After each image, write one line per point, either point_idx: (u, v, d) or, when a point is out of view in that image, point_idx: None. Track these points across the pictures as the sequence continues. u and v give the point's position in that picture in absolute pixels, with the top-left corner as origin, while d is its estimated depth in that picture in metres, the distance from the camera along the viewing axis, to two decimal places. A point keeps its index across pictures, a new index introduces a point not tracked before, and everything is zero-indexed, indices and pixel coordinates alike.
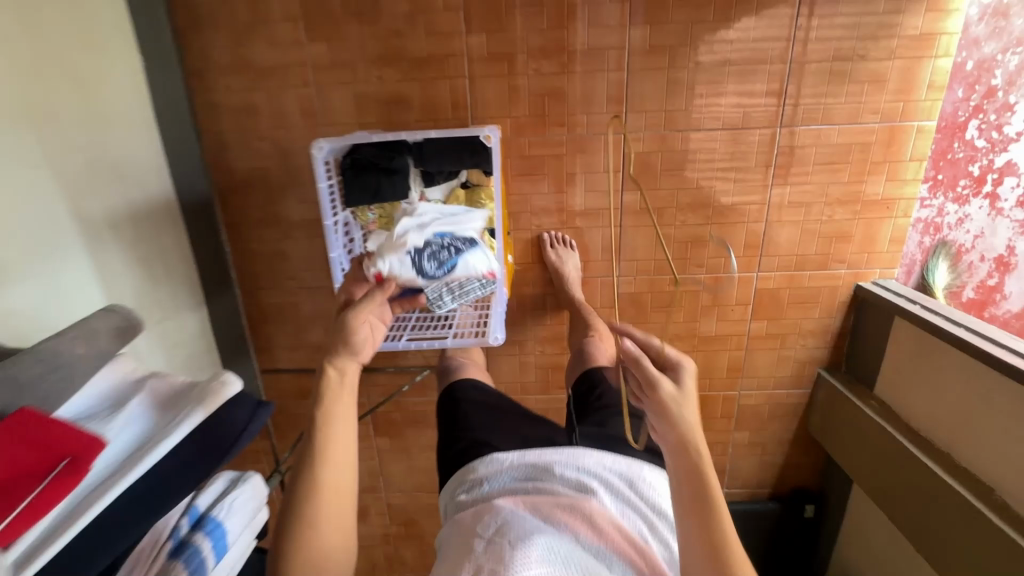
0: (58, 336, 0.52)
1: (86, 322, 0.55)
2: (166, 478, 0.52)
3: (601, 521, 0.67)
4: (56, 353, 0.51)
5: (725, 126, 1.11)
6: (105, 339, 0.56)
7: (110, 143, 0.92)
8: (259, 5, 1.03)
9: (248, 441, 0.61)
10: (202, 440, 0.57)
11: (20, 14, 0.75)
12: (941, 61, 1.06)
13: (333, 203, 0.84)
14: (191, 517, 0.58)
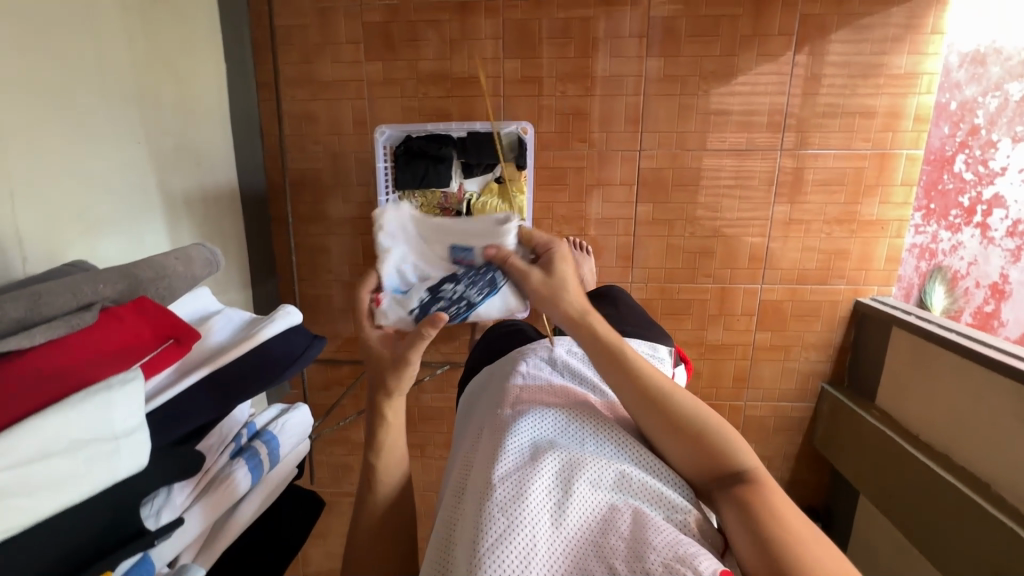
0: (164, 255, 0.63)
1: (184, 249, 0.66)
2: (238, 375, 0.59)
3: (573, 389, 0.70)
4: (163, 265, 0.61)
5: (731, 148, 1.23)
6: (199, 268, 0.66)
7: (192, 133, 1.06)
8: (328, 29, 1.20)
9: (305, 364, 0.66)
10: (268, 353, 0.63)
11: (141, 19, 0.91)
12: (923, 98, 1.18)
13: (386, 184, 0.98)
14: (248, 430, 0.66)
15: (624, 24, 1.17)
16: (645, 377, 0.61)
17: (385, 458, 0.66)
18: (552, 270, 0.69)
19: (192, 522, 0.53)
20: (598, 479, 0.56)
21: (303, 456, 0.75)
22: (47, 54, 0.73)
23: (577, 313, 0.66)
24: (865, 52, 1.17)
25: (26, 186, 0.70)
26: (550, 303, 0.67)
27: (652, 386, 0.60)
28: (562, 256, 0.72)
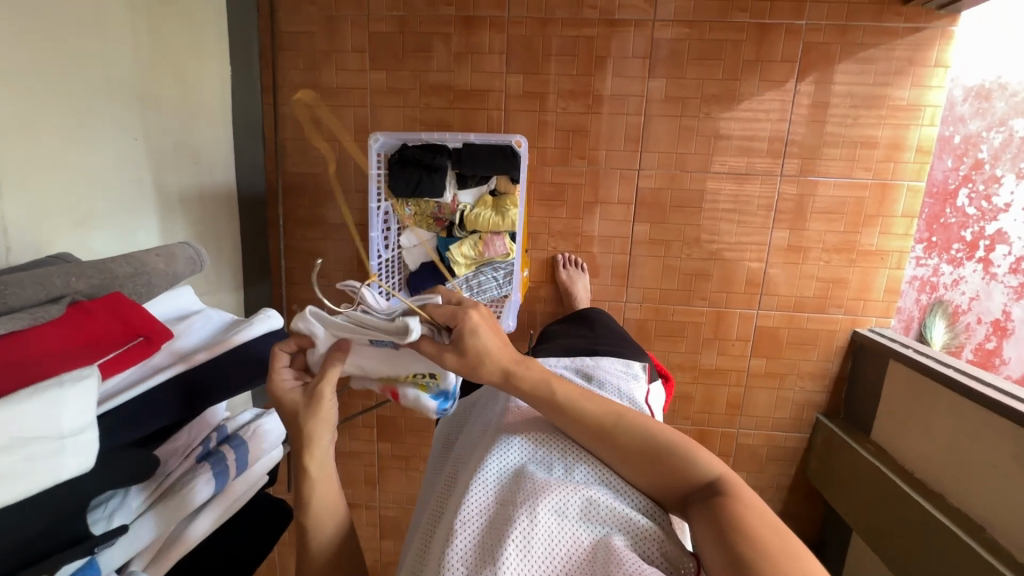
0: (145, 252, 0.62)
1: (168, 247, 0.66)
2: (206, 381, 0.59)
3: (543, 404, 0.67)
4: (143, 262, 0.61)
5: (731, 171, 1.23)
6: (180, 267, 0.66)
7: (192, 132, 1.07)
8: (335, 37, 1.21)
9: None
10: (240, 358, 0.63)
11: (148, 19, 0.92)
12: (926, 130, 1.18)
13: (379, 191, 0.98)
14: (218, 434, 0.64)
15: (628, 45, 1.17)
16: (595, 410, 0.58)
17: (315, 507, 0.61)
18: (459, 347, 0.56)
19: (146, 529, 0.51)
20: (564, 508, 0.53)
21: (274, 462, 0.74)
22: (49, 47, 0.73)
23: (503, 369, 0.58)
24: (868, 82, 1.16)
25: (17, 176, 0.70)
26: (470, 376, 0.58)
27: (606, 414, 0.58)
28: (473, 329, 0.56)
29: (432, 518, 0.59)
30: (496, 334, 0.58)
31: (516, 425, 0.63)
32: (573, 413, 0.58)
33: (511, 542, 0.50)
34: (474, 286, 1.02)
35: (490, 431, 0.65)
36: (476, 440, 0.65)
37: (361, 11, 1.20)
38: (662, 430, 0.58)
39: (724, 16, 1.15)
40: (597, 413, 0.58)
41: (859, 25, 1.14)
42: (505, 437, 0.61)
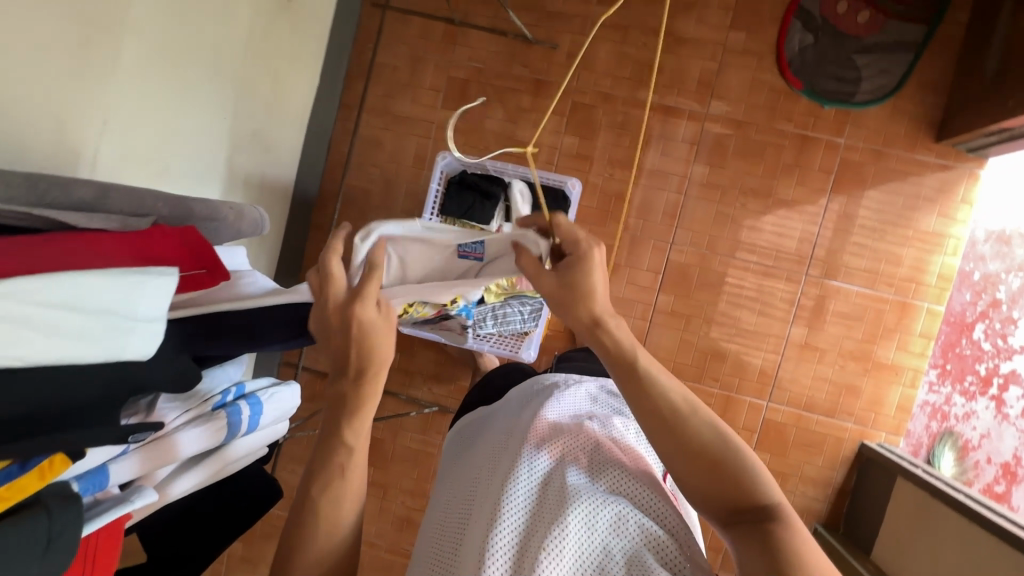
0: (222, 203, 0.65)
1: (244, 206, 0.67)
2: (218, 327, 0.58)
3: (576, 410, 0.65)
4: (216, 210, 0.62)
5: (759, 260, 1.28)
6: (246, 226, 0.65)
7: (271, 126, 1.15)
8: (416, 73, 1.33)
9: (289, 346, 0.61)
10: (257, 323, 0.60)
11: (265, 22, 1.03)
12: (948, 259, 1.24)
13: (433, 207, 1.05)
14: (233, 390, 0.63)
15: (679, 129, 1.28)
16: (670, 391, 0.59)
17: (345, 489, 0.56)
18: (575, 276, 0.61)
19: (120, 471, 0.50)
20: (594, 520, 0.51)
21: (275, 434, 0.72)
22: (181, 20, 0.82)
23: (597, 317, 0.61)
24: (897, 204, 1.24)
25: (118, 120, 0.76)
26: (572, 306, 0.61)
27: (674, 402, 0.58)
28: (586, 259, 0.62)
29: (454, 516, 0.57)
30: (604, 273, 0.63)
31: (542, 427, 0.60)
32: (646, 394, 0.58)
33: (544, 550, 0.48)
34: (499, 319, 1.06)
35: (515, 430, 0.62)
36: (500, 438, 0.63)
37: (445, 56, 1.32)
38: (722, 431, 0.58)
39: (770, 122, 1.25)
40: (671, 401, 0.58)
41: (893, 152, 1.23)
42: (531, 439, 0.59)
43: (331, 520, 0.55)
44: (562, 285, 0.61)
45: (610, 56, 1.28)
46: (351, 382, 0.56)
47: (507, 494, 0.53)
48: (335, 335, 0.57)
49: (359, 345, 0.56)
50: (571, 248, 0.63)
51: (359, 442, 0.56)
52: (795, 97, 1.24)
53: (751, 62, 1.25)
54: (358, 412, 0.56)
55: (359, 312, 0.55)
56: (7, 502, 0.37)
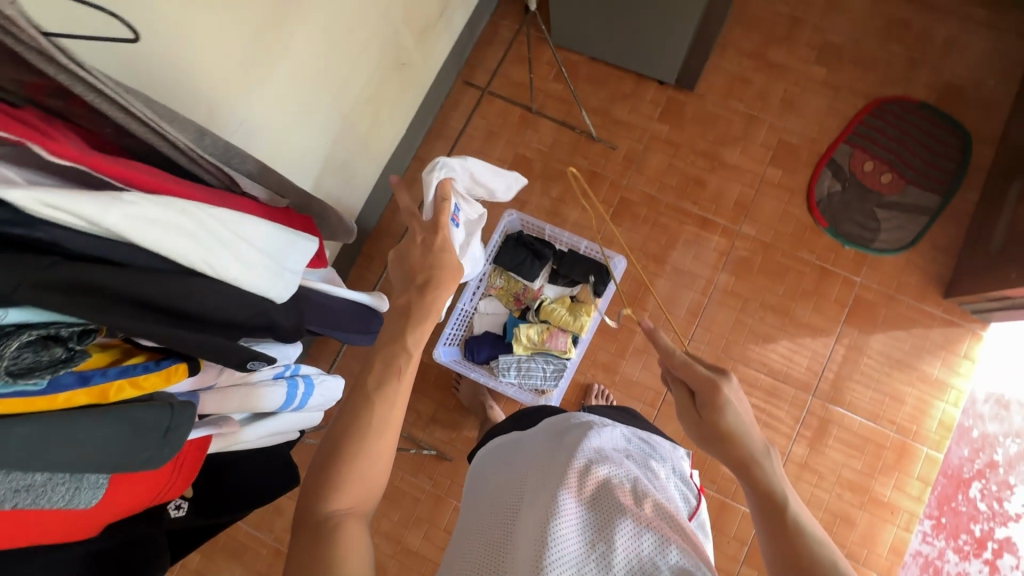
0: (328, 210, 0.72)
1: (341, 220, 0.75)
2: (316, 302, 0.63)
3: (614, 441, 0.66)
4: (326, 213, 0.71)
5: (770, 373, 1.34)
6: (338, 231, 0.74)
7: (359, 163, 1.27)
8: (488, 145, 1.50)
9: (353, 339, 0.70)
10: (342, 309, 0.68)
11: (381, 78, 1.20)
12: (949, 408, 1.30)
13: (490, 255, 1.22)
14: (291, 367, 0.67)
15: (712, 238, 1.40)
16: (814, 541, 0.54)
17: (398, 393, 0.59)
18: (716, 416, 0.62)
19: (202, 403, 0.56)
20: (640, 542, 0.53)
21: (309, 420, 0.76)
22: (318, 55, 0.97)
23: (743, 459, 0.60)
24: (904, 347, 1.32)
25: (245, 121, 0.88)
26: (721, 450, 0.62)
27: (813, 547, 0.54)
28: (723, 401, 0.62)
29: (497, 534, 0.58)
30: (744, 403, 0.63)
31: (587, 449, 0.62)
32: (790, 541, 0.54)
33: None
34: (521, 370, 1.17)
35: (557, 450, 0.64)
36: (540, 458, 0.64)
37: (517, 136, 1.50)
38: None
39: (795, 249, 1.38)
40: (816, 553, 0.53)
41: (904, 298, 1.34)
42: (577, 458, 0.60)
43: (382, 414, 0.57)
44: (707, 428, 0.63)
45: (661, 165, 1.44)
46: (418, 295, 0.68)
47: (557, 511, 0.54)
48: (414, 257, 0.71)
49: (433, 262, 0.71)
50: (706, 388, 0.64)
51: (417, 348, 0.63)
52: (821, 232, 1.38)
53: (785, 195, 1.40)
54: (421, 321, 0.66)
55: (439, 239, 0.72)
56: (137, 392, 0.43)
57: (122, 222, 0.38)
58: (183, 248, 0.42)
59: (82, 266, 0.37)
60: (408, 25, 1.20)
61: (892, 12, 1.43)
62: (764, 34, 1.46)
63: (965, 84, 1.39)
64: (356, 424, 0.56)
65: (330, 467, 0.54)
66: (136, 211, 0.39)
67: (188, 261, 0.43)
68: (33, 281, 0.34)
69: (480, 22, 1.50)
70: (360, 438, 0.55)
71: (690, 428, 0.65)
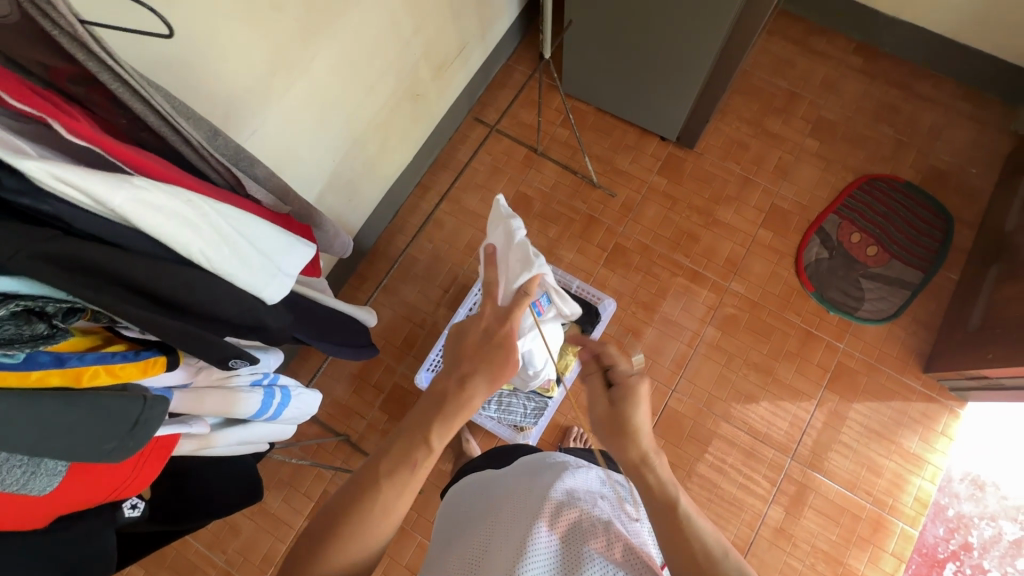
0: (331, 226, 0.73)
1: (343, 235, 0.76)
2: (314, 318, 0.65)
3: (588, 485, 0.65)
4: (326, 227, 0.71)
5: (750, 432, 1.34)
6: (335, 245, 0.75)
7: (364, 184, 1.30)
8: (491, 180, 1.53)
9: (349, 356, 0.72)
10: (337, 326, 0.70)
11: (395, 105, 1.23)
12: (925, 483, 1.29)
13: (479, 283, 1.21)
14: (270, 375, 0.66)
15: (702, 292, 1.43)
16: (701, 539, 0.52)
17: (410, 483, 0.56)
18: (623, 411, 0.63)
19: (174, 401, 0.55)
20: None
21: (283, 433, 0.74)
22: (336, 77, 1.01)
23: (641, 453, 0.59)
24: (883, 419, 1.33)
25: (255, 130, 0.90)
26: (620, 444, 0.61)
27: (706, 550, 0.51)
28: (631, 396, 0.64)
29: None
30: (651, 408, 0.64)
31: (560, 491, 0.61)
32: (682, 542, 0.52)
33: None
34: (501, 405, 1.17)
35: (531, 491, 0.62)
36: (512, 498, 0.63)
37: (520, 175, 1.53)
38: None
39: (781, 311, 1.41)
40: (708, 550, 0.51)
41: (885, 370, 1.36)
42: (550, 501, 0.59)
43: (387, 503, 0.55)
44: (612, 420, 0.64)
45: (658, 216, 1.48)
46: (455, 387, 0.61)
47: (526, 552, 0.53)
48: (468, 342, 0.64)
49: (485, 353, 0.63)
50: (624, 382, 0.66)
51: (440, 445, 0.58)
52: (807, 297, 1.41)
53: (774, 257, 1.44)
54: (452, 417, 0.59)
55: (503, 328, 0.65)
56: (112, 380, 0.43)
57: (128, 204, 0.39)
58: (182, 237, 0.43)
59: (80, 243, 0.37)
60: (426, 60, 1.24)
61: (882, 97, 1.52)
62: (762, 104, 1.54)
63: (948, 170, 1.46)
64: (359, 502, 0.55)
65: (322, 545, 0.53)
66: (144, 196, 0.40)
67: (186, 251, 0.44)
68: (32, 251, 0.35)
69: (495, 65, 1.57)
70: (359, 519, 0.54)
71: (597, 420, 0.66)
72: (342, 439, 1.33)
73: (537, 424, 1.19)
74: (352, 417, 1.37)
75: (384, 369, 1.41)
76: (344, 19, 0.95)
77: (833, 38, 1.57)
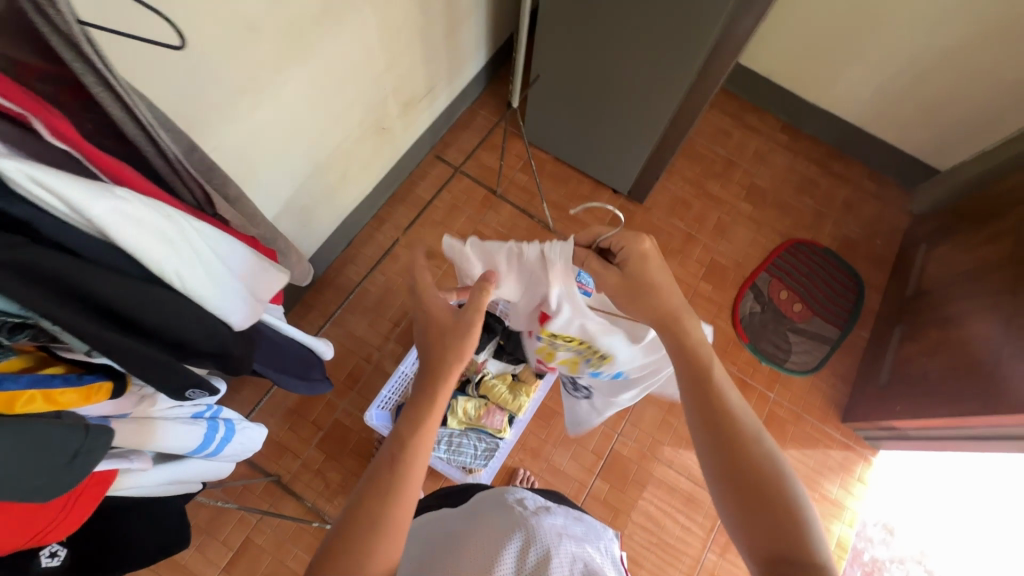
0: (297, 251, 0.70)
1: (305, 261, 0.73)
2: (270, 345, 0.61)
3: (553, 522, 0.65)
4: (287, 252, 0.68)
5: (690, 478, 1.38)
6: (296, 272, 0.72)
7: (320, 210, 1.26)
8: (449, 217, 1.54)
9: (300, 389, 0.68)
10: (291, 355, 0.65)
11: (360, 135, 1.23)
12: (844, 529, 1.38)
13: None
14: (212, 409, 0.62)
15: None
16: (737, 407, 0.62)
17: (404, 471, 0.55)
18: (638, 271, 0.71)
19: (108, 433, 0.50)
20: None
21: (218, 471, 0.69)
22: (306, 101, 1.00)
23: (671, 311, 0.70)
24: (807, 466, 1.42)
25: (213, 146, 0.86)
26: (638, 306, 0.72)
27: (739, 413, 0.61)
28: (643, 256, 0.70)
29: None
30: (661, 258, 0.71)
31: (521, 528, 0.60)
32: (712, 393, 0.62)
33: None
34: (451, 445, 1.19)
35: (494, 530, 0.61)
36: (472, 531, 0.62)
37: (478, 214, 1.56)
38: (768, 443, 0.60)
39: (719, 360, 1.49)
40: (731, 407, 0.62)
41: (809, 419, 1.46)
42: (512, 543, 0.58)
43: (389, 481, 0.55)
44: (630, 282, 0.72)
45: None
46: (424, 387, 0.62)
47: None
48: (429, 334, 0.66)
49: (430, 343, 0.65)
50: (624, 246, 0.71)
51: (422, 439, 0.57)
52: (742, 347, 1.50)
53: (712, 310, 1.54)
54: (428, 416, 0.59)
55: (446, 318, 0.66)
56: (47, 407, 0.39)
57: (108, 216, 0.37)
58: (154, 252, 0.40)
59: (46, 252, 0.34)
60: (395, 96, 1.27)
61: (805, 171, 1.71)
62: (703, 168, 1.68)
63: (858, 240, 1.65)
64: (374, 494, 0.54)
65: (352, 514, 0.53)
66: (124, 208, 0.38)
67: (158, 269, 0.41)
68: None
69: (459, 107, 1.61)
70: (373, 511, 0.53)
71: (614, 290, 0.74)
72: (272, 479, 1.23)
73: (490, 464, 1.21)
74: (285, 456, 1.28)
75: (324, 406, 1.33)
76: (320, 47, 0.95)
77: (763, 116, 1.76)
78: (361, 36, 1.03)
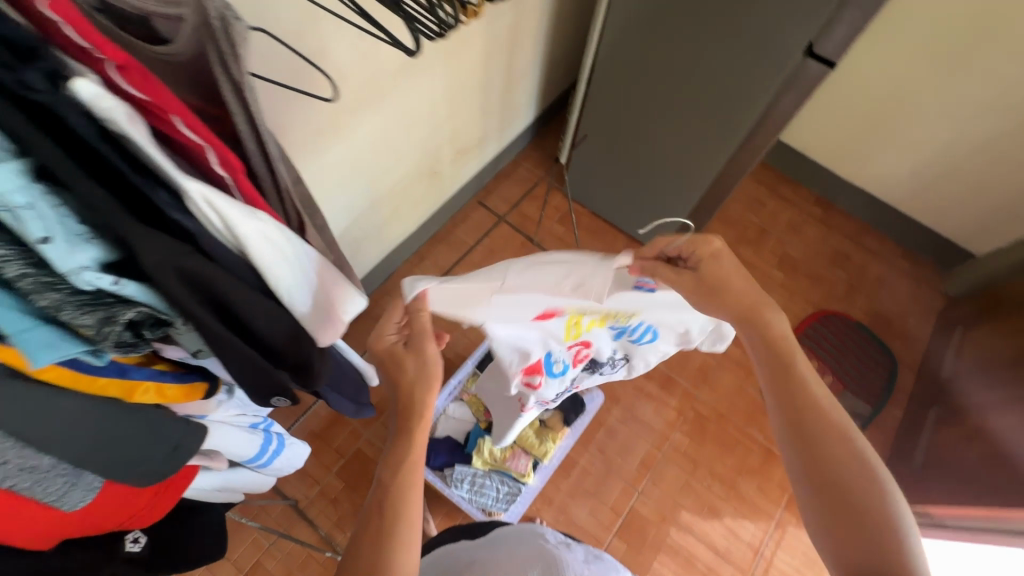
0: None
1: None
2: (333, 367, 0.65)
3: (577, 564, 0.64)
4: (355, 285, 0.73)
5: (711, 547, 1.33)
6: None
7: (368, 244, 1.33)
8: (486, 261, 1.60)
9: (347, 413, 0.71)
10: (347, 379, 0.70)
11: (414, 178, 1.32)
12: None
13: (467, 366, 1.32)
14: (267, 421, 0.66)
15: (670, 400, 1.47)
16: (824, 407, 0.60)
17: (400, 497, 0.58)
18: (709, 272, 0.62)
19: None
20: None
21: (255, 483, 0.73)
22: (375, 144, 1.09)
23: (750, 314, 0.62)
24: None
25: None
26: (713, 303, 0.62)
27: (826, 413, 0.60)
28: (715, 255, 0.63)
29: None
30: (735, 257, 0.63)
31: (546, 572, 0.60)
32: (794, 392, 0.61)
33: None
34: (474, 485, 1.20)
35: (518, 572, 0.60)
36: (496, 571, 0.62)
37: None
38: (862, 444, 0.58)
39: (745, 425, 1.47)
40: (818, 408, 0.60)
41: None
42: None
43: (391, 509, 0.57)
44: (700, 282, 0.63)
45: None
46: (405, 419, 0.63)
47: None
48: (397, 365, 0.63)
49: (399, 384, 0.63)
50: (694, 249, 0.63)
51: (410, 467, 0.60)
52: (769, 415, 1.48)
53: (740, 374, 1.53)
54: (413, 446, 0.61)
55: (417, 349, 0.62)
56: (157, 399, 0.46)
57: (253, 235, 0.42)
58: (277, 269, 0.46)
59: (206, 263, 0.39)
60: (450, 144, 1.36)
61: (837, 245, 1.73)
62: (736, 234, 1.72)
63: (891, 316, 1.64)
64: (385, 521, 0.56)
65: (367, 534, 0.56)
66: (265, 230, 0.43)
67: (277, 284, 0.46)
68: (173, 265, 0.37)
69: (505, 158, 1.70)
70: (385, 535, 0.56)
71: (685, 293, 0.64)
72: (290, 503, 1.24)
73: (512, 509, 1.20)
74: (305, 481, 1.28)
75: (348, 433, 1.35)
76: (395, 97, 1.04)
77: (797, 188, 1.81)
78: (432, 91, 1.13)
